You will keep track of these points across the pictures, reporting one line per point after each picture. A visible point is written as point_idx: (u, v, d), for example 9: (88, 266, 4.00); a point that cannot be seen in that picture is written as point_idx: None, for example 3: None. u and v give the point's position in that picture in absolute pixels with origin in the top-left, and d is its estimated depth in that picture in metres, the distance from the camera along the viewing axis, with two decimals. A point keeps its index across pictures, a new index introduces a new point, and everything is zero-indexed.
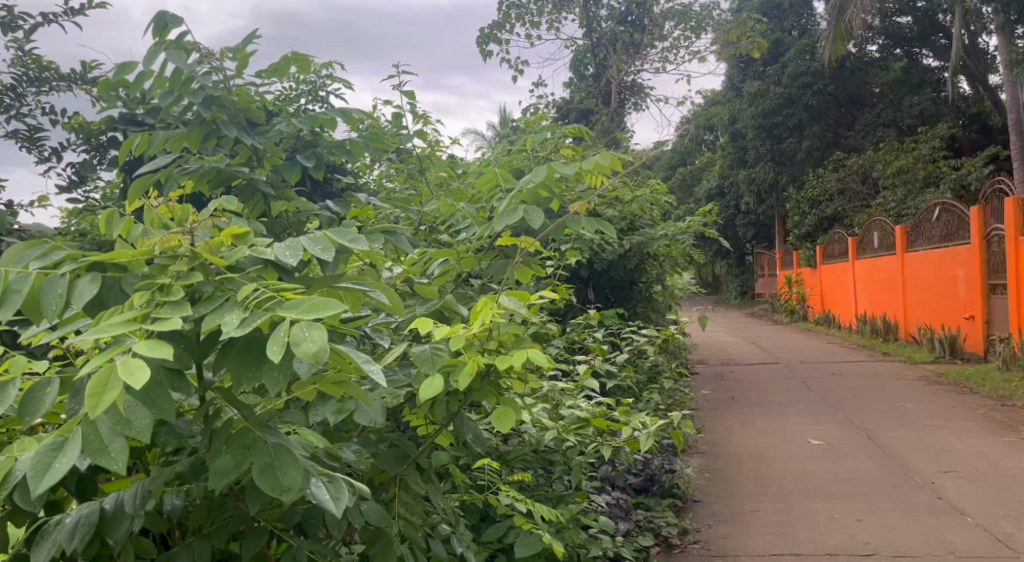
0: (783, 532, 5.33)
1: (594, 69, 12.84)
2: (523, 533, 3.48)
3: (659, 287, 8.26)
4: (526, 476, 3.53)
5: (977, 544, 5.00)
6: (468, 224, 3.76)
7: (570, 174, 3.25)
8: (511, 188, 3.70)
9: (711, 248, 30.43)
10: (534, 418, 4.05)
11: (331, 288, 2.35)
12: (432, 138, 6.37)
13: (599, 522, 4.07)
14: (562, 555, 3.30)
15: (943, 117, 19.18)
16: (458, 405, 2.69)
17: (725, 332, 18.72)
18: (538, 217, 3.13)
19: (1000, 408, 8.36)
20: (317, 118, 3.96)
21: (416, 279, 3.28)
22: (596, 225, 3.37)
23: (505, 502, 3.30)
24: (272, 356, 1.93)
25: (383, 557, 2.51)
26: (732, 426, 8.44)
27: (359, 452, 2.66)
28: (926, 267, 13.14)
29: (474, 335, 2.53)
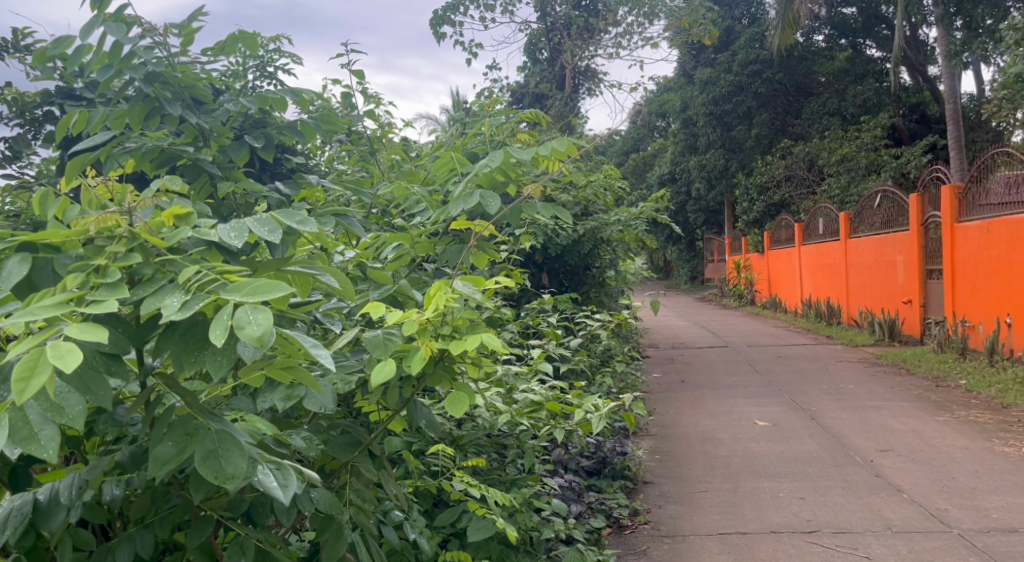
0: (731, 511, 5.51)
1: (549, 54, 12.84)
2: (476, 518, 3.58)
3: (613, 272, 8.37)
4: (479, 461, 3.60)
5: (913, 520, 5.24)
6: (423, 208, 3.81)
7: (526, 160, 3.34)
8: (467, 172, 3.75)
9: (663, 232, 30.79)
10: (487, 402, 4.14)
11: (279, 271, 2.39)
12: (384, 121, 6.40)
13: (551, 504, 4.19)
14: (514, 538, 3.40)
15: (885, 106, 19.65)
16: (411, 391, 2.75)
17: (676, 316, 19.02)
18: (494, 202, 3.19)
19: (936, 388, 8.69)
20: (266, 97, 3.99)
21: (369, 263, 3.32)
22: (551, 210, 3.46)
23: (459, 486, 3.37)
24: (215, 340, 1.98)
25: (333, 544, 2.57)
26: (682, 408, 8.64)
27: (308, 440, 2.72)
28: (867, 252, 13.51)
29: (427, 320, 2.59)
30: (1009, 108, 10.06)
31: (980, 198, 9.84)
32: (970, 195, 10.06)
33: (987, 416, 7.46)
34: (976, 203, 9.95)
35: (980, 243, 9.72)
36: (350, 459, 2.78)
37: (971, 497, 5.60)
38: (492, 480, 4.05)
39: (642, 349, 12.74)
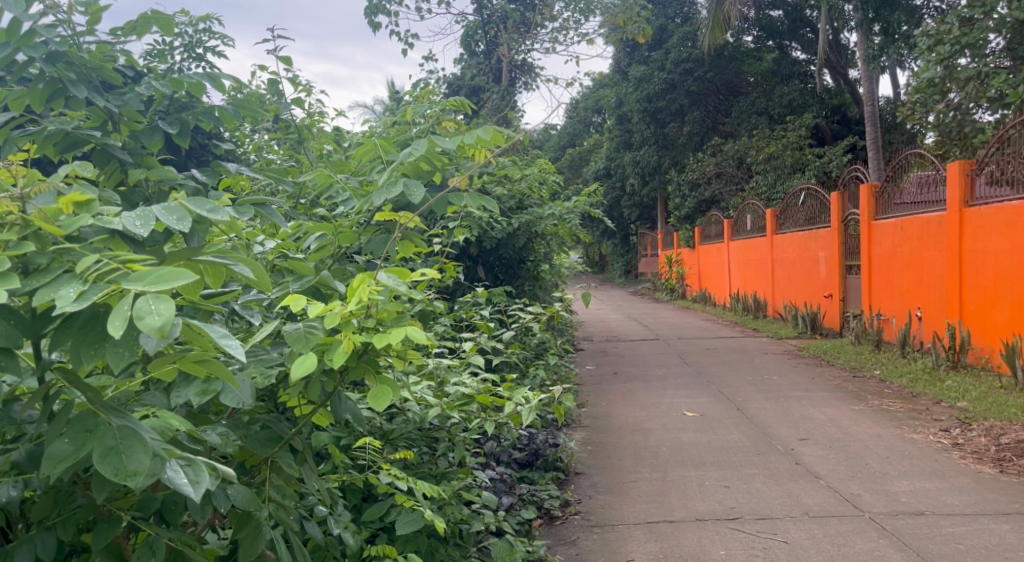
0: (658, 501, 5.71)
1: (485, 46, 12.86)
2: (404, 511, 3.63)
3: (547, 265, 8.51)
4: (408, 455, 3.68)
5: (828, 505, 5.50)
6: (347, 197, 3.89)
7: (450, 149, 3.44)
8: (391, 160, 3.81)
9: (597, 228, 31.18)
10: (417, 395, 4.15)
11: (190, 261, 2.32)
12: (315, 110, 6.42)
13: (481, 497, 4.23)
14: (443, 530, 3.48)
15: (810, 107, 20.30)
16: (335, 384, 2.82)
17: (609, 309, 19.35)
18: (419, 191, 3.28)
19: (854, 378, 9.07)
20: (182, 82, 3.91)
21: (291, 253, 3.37)
22: (478, 200, 3.56)
23: (387, 479, 3.42)
24: (113, 332, 1.92)
25: (252, 540, 2.62)
26: (614, 400, 8.86)
27: (225, 435, 2.72)
28: (792, 248, 13.94)
29: (350, 313, 2.68)
30: (921, 111, 10.51)
31: (895, 197, 10.25)
32: (887, 194, 10.47)
33: (899, 404, 7.81)
34: (892, 201, 10.36)
35: (896, 240, 10.13)
36: (270, 455, 2.79)
37: (884, 482, 5.86)
38: (423, 473, 4.08)
39: (577, 342, 12.95)
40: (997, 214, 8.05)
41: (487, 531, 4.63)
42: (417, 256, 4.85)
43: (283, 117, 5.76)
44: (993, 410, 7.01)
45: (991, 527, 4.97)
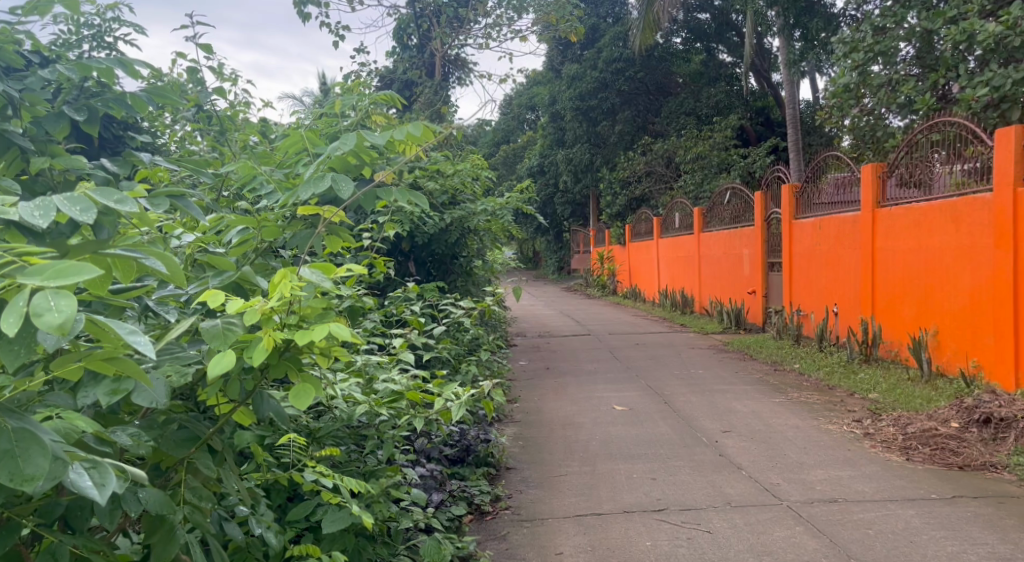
0: (587, 494, 5.87)
1: (417, 40, 12.75)
2: (331, 510, 3.60)
3: (480, 261, 8.57)
4: (334, 452, 3.67)
5: (748, 494, 5.72)
6: (271, 190, 3.87)
7: (378, 144, 3.48)
8: (318, 152, 3.85)
9: (531, 224, 31.44)
10: (345, 393, 4.05)
11: (95, 256, 2.36)
12: (242, 103, 6.38)
13: (411, 495, 4.18)
14: (370, 527, 3.46)
15: (735, 109, 20.88)
16: (255, 381, 2.89)
17: (541, 305, 19.55)
18: (346, 186, 3.32)
19: (775, 371, 9.40)
20: (87, 67, 3.85)
21: (210, 247, 3.36)
22: (405, 194, 3.65)
23: (312, 477, 3.40)
24: (9, 328, 1.93)
25: (165, 543, 2.66)
26: (546, 394, 9.03)
27: (137, 436, 2.69)
28: (718, 246, 14.30)
29: (271, 309, 2.72)
30: (839, 115, 10.97)
31: (814, 197, 10.64)
32: (806, 195, 10.85)
33: (816, 396, 8.13)
34: (811, 201, 10.75)
35: (815, 239, 10.50)
36: (186, 455, 2.82)
37: (800, 471, 6.11)
38: (350, 471, 4.00)
39: (510, 337, 13.08)
40: (906, 214, 8.44)
41: (415, 528, 4.62)
42: (347, 253, 4.89)
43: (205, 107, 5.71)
44: (901, 401, 7.36)
45: (898, 511, 5.21)
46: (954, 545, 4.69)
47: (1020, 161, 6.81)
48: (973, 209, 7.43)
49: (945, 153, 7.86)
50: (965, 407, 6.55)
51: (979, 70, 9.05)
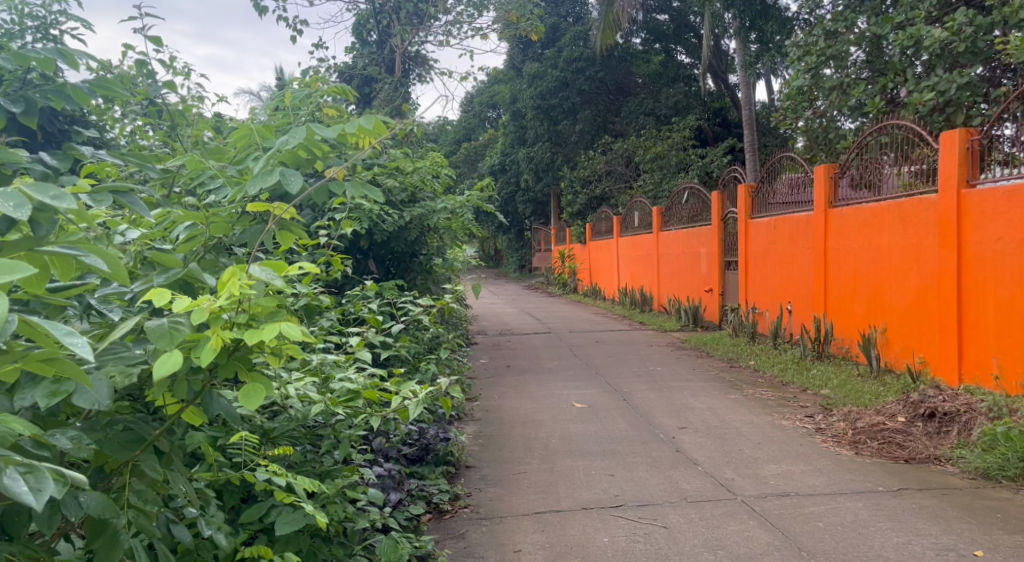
0: (546, 491, 5.94)
1: (377, 36, 12.70)
2: (284, 511, 3.55)
3: (440, 259, 8.57)
4: (287, 451, 3.62)
5: (704, 490, 5.83)
6: (220, 184, 3.78)
7: (330, 137, 3.48)
8: (268, 146, 3.85)
9: (491, 223, 31.47)
10: (301, 392, 3.98)
11: (32, 251, 2.44)
12: (195, 99, 6.32)
13: (368, 495, 4.14)
14: (324, 528, 3.42)
15: (693, 110, 21.12)
16: (203, 382, 2.88)
17: (503, 303, 19.59)
18: (296, 180, 3.34)
19: (731, 368, 9.56)
20: (26, 58, 3.75)
21: (157, 244, 3.33)
22: (357, 188, 3.67)
23: (264, 477, 3.35)
24: None
25: (108, 549, 2.69)
26: (506, 392, 9.09)
27: (77, 439, 2.67)
28: (676, 245, 14.47)
29: (220, 309, 2.74)
30: (792, 117, 11.19)
31: (769, 197, 10.83)
32: (762, 195, 11.05)
33: (770, 392, 8.29)
34: (766, 201, 10.94)
35: (770, 238, 10.68)
36: (131, 458, 2.82)
37: (754, 466, 6.24)
38: (305, 471, 3.97)
39: (471, 336, 13.11)
40: (857, 214, 8.64)
41: (373, 528, 4.59)
42: (304, 251, 4.90)
43: (156, 102, 5.65)
44: (851, 396, 7.53)
45: (846, 504, 5.34)
46: (899, 536, 4.83)
47: (964, 163, 7.02)
48: (919, 209, 7.63)
49: (894, 155, 8.06)
50: (910, 401, 6.73)
51: (925, 75, 9.29)
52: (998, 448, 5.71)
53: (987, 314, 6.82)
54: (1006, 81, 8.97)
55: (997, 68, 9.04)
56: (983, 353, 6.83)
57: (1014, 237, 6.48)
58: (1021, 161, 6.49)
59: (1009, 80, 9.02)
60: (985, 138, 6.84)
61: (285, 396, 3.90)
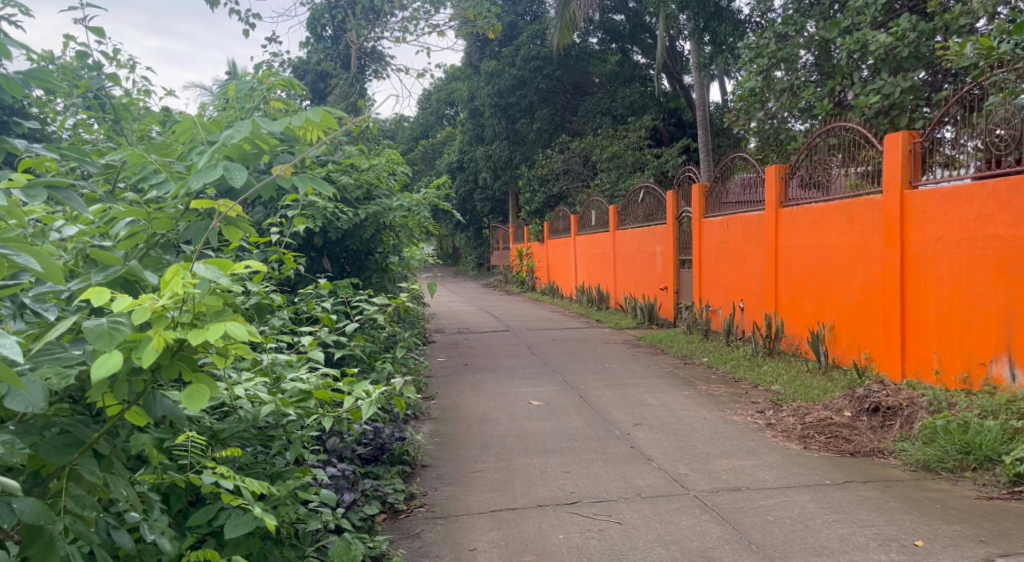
0: (502, 489, 5.97)
1: (332, 32, 12.54)
2: (232, 514, 3.52)
3: (396, 257, 8.54)
4: (235, 452, 3.60)
5: (658, 485, 5.90)
6: (162, 179, 3.66)
7: (276, 132, 3.46)
8: (211, 139, 3.80)
9: (449, 221, 31.42)
10: (251, 393, 3.96)
11: None
12: (141, 93, 6.23)
13: (320, 496, 4.12)
14: (273, 530, 3.40)
15: (649, 110, 21.32)
16: (144, 385, 2.86)
17: (461, 301, 19.60)
18: (240, 175, 3.32)
19: (685, 365, 9.68)
20: None
21: (96, 243, 3.24)
22: (307, 183, 3.67)
23: (211, 479, 3.31)
24: None
25: (44, 555, 2.67)
26: (463, 390, 9.11)
27: (10, 444, 2.65)
28: (632, 244, 14.59)
29: (163, 307, 2.72)
30: (744, 118, 11.35)
31: (722, 196, 10.98)
32: (715, 194, 11.20)
33: (722, 389, 8.41)
34: (719, 201, 11.10)
35: (722, 237, 10.84)
36: (68, 462, 2.81)
37: (706, 461, 6.32)
38: (256, 473, 3.95)
39: (428, 334, 13.08)
40: (806, 214, 8.80)
41: (325, 529, 4.55)
42: (255, 249, 4.86)
43: (98, 93, 5.59)
44: (800, 392, 7.67)
45: (795, 497, 5.45)
46: (844, 528, 4.94)
47: (907, 165, 7.21)
48: (865, 210, 7.80)
49: (841, 156, 8.22)
50: (856, 396, 6.88)
51: (871, 79, 9.49)
52: (938, 441, 5.86)
53: (928, 312, 7.03)
54: (948, 85, 9.21)
55: (938, 73, 9.29)
56: (925, 349, 7.05)
57: (955, 237, 6.71)
58: (963, 162, 6.70)
59: (949, 84, 9.27)
60: (927, 140, 7.02)
61: (234, 397, 3.90)
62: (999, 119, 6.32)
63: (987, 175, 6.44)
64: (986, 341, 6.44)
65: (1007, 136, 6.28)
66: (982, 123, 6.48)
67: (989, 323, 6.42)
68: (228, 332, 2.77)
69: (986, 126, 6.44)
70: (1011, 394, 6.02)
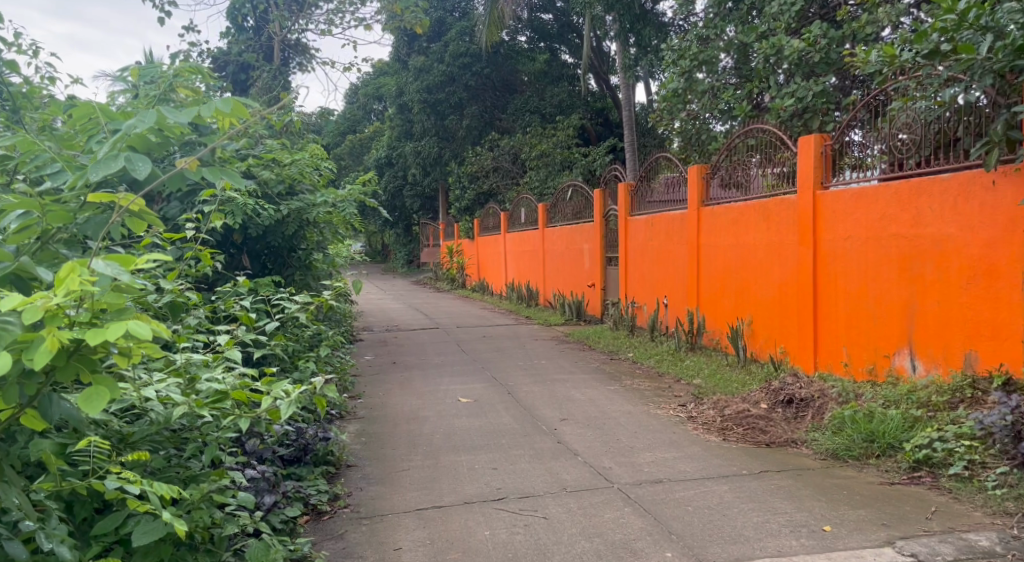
0: (428, 487, 5.95)
1: (255, 22, 12.42)
2: (143, 520, 3.45)
3: (321, 254, 8.42)
4: (142, 456, 3.52)
5: (583, 479, 5.96)
6: (57, 167, 3.62)
7: (184, 121, 3.40)
8: (112, 127, 3.69)
9: (377, 218, 31.16)
10: (162, 394, 3.89)
11: None
12: (45, 81, 6.02)
13: (236, 498, 4.06)
14: (183, 534, 3.34)
15: (576, 109, 21.58)
16: (36, 388, 2.80)
17: (391, 298, 19.47)
18: (145, 166, 3.27)
19: (612, 360, 9.80)
20: None
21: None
22: (219, 174, 3.62)
23: (115, 485, 3.23)
24: None
25: None
26: (391, 389, 9.05)
27: None
28: (560, 241, 14.69)
29: (58, 306, 2.67)
30: (668, 118, 11.36)
31: (647, 195, 11.13)
32: (640, 193, 11.36)
33: (647, 383, 8.54)
34: (644, 199, 11.26)
35: (647, 235, 11.00)
36: None
37: (630, 454, 6.41)
38: (168, 478, 3.86)
39: (356, 333, 12.94)
40: (726, 212, 8.99)
41: (244, 533, 4.47)
42: (168, 246, 4.74)
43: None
44: (720, 385, 7.84)
45: (713, 488, 5.57)
46: (758, 516, 5.06)
47: (818, 166, 7.42)
48: (780, 209, 8.00)
49: (759, 157, 8.42)
50: (772, 388, 7.07)
51: (786, 83, 9.74)
52: (846, 430, 6.05)
53: (839, 307, 7.25)
54: (856, 91, 9.54)
55: (848, 78, 9.60)
56: (835, 343, 7.28)
57: (863, 235, 6.94)
58: (870, 165, 6.94)
59: (858, 90, 9.59)
60: (837, 143, 7.26)
61: (144, 398, 3.83)
62: (901, 123, 6.59)
63: (891, 176, 6.70)
64: (890, 335, 6.70)
65: (909, 140, 6.57)
66: (887, 127, 6.74)
67: (893, 317, 6.67)
68: (130, 331, 2.74)
69: (889, 130, 6.70)
70: (912, 385, 6.28)
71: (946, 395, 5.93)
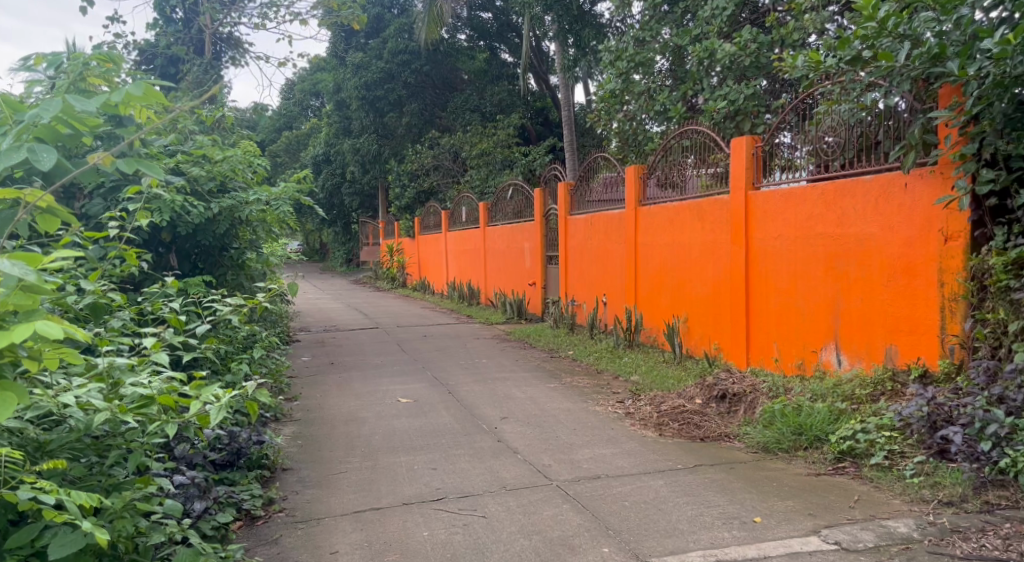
0: (366, 490, 5.88)
1: (183, 15, 12.14)
2: (61, 531, 3.35)
3: (254, 253, 8.25)
4: (58, 464, 3.42)
5: (522, 477, 5.96)
6: None
7: (91, 111, 3.29)
8: (15, 117, 3.54)
9: (315, 217, 30.72)
10: (83, 399, 3.77)
11: None
12: None
13: (163, 505, 3.96)
14: (103, 545, 3.24)
15: (516, 108, 21.60)
16: None
17: (330, 298, 19.20)
18: (48, 158, 3.19)
19: (551, 358, 9.80)
20: None
21: None
22: (134, 166, 3.49)
23: (28, 495, 3.12)
24: None
25: None
26: (329, 390, 8.93)
27: None
28: (501, 240, 14.67)
29: None
30: (606, 118, 11.58)
31: (586, 194, 11.18)
32: (579, 192, 11.40)
33: (586, 380, 8.57)
34: (583, 199, 11.31)
35: (586, 235, 11.05)
36: None
37: (568, 452, 6.43)
38: (89, 486, 3.74)
39: (293, 333, 12.73)
40: (662, 212, 9.07)
41: (172, 540, 4.36)
42: (89, 246, 4.59)
43: None
44: (657, 382, 7.91)
45: (650, 483, 5.61)
46: (693, 509, 5.12)
47: (750, 167, 7.53)
48: (714, 209, 8.11)
49: (694, 158, 8.52)
50: (706, 384, 7.14)
51: (719, 85, 9.89)
52: (776, 423, 6.14)
53: (769, 304, 7.37)
54: (786, 94, 9.74)
55: (778, 81, 9.79)
56: (766, 340, 7.40)
57: (791, 235, 7.07)
58: (800, 166, 7.06)
59: (787, 93, 9.80)
60: (768, 145, 7.37)
61: (64, 404, 3.71)
62: (827, 127, 6.73)
63: (819, 177, 6.83)
64: (818, 331, 6.83)
65: (834, 142, 6.72)
66: (813, 130, 6.87)
67: (820, 314, 6.81)
68: (39, 332, 2.71)
69: (816, 133, 6.84)
70: (838, 378, 6.42)
71: (869, 388, 6.08)
